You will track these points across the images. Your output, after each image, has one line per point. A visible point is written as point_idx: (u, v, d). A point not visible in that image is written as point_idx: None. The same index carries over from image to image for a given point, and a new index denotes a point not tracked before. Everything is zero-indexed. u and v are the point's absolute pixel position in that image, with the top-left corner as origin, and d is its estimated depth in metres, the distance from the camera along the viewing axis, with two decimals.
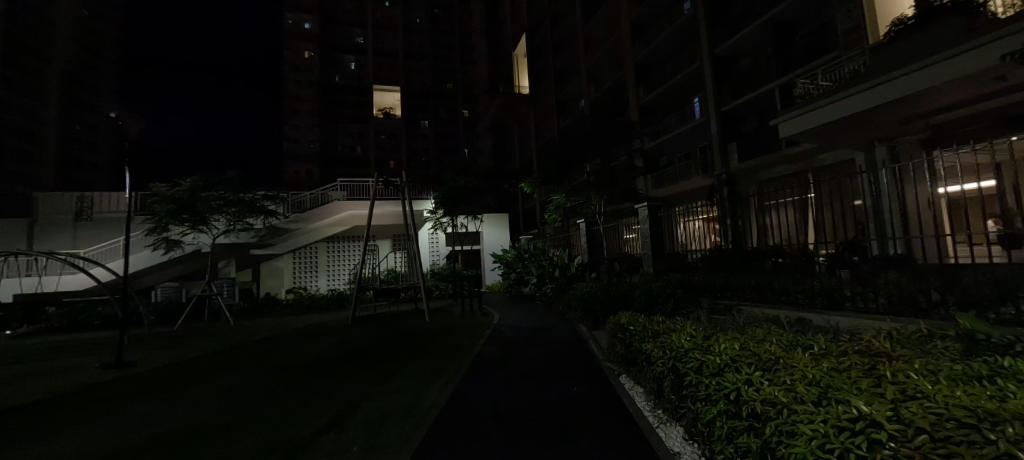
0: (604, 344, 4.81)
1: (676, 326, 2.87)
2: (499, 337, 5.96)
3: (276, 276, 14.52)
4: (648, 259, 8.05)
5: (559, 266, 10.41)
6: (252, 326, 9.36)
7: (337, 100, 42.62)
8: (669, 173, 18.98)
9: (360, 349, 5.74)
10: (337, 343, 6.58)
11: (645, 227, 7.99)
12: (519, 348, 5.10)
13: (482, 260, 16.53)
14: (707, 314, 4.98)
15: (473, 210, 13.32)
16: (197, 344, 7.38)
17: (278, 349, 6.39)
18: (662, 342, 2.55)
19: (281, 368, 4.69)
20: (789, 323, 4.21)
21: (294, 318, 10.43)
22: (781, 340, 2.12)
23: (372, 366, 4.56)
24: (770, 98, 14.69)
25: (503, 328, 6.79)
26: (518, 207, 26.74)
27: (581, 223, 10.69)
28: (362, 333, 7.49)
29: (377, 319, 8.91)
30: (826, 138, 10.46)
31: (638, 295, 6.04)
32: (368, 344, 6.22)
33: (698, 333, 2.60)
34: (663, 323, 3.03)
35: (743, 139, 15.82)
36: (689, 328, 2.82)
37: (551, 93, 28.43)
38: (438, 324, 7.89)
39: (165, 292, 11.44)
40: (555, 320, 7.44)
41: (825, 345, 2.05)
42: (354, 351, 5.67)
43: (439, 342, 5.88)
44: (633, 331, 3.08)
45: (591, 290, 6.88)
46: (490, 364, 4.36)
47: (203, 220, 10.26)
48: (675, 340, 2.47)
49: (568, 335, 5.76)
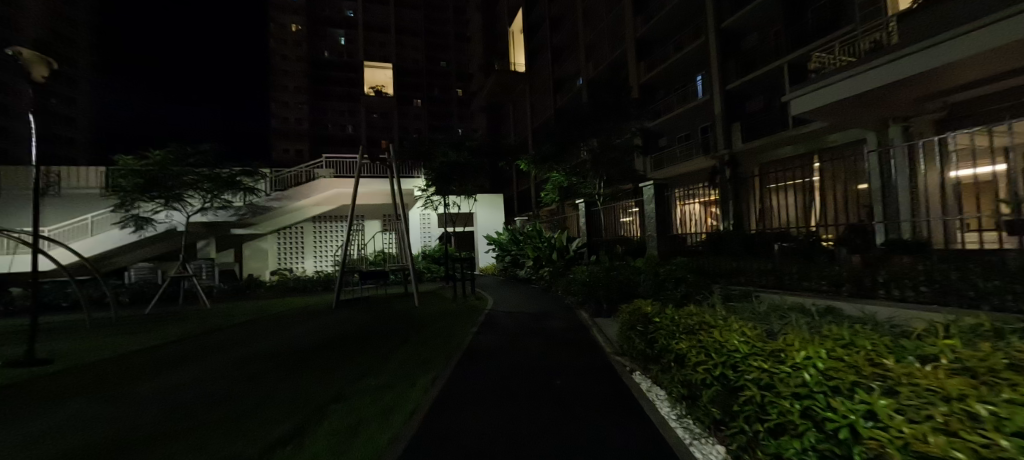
0: (611, 334, 4.37)
1: (715, 321, 2.34)
2: (493, 324, 5.52)
3: (259, 257, 13.96)
4: (651, 240, 7.58)
5: (555, 247, 9.71)
6: (230, 309, 8.81)
7: (326, 76, 41.11)
8: (669, 155, 18.45)
9: (341, 337, 5.23)
10: (318, 329, 6.08)
11: (650, 207, 7.45)
12: (516, 337, 4.61)
13: (475, 242, 16.00)
14: (720, 301, 4.57)
15: (466, 189, 12.74)
16: (166, 329, 6.82)
17: (254, 335, 5.94)
18: (704, 338, 2.03)
19: (248, 360, 4.19)
20: (817, 315, 3.79)
21: (276, 301, 9.91)
22: (877, 342, 1.60)
23: (350, 358, 4.05)
24: (776, 76, 14.11)
25: (497, 313, 6.32)
26: (513, 189, 26.14)
27: (579, 204, 10.15)
28: (348, 318, 7.03)
29: (363, 302, 8.45)
30: (835, 118, 10.01)
31: (644, 279, 5.60)
32: (351, 331, 5.73)
33: (745, 330, 2.07)
34: (697, 316, 2.52)
35: (748, 119, 15.27)
36: (730, 322, 2.29)
37: (549, 71, 27.47)
38: (428, 309, 7.40)
39: (138, 273, 11.09)
40: (552, 304, 7.03)
41: (939, 351, 1.51)
42: (333, 339, 5.16)
43: (429, 329, 5.42)
44: (659, 323, 2.57)
45: (591, 272, 6.40)
46: (480, 357, 3.86)
47: (176, 197, 9.48)
48: (720, 340, 1.93)
49: (568, 323, 5.29)
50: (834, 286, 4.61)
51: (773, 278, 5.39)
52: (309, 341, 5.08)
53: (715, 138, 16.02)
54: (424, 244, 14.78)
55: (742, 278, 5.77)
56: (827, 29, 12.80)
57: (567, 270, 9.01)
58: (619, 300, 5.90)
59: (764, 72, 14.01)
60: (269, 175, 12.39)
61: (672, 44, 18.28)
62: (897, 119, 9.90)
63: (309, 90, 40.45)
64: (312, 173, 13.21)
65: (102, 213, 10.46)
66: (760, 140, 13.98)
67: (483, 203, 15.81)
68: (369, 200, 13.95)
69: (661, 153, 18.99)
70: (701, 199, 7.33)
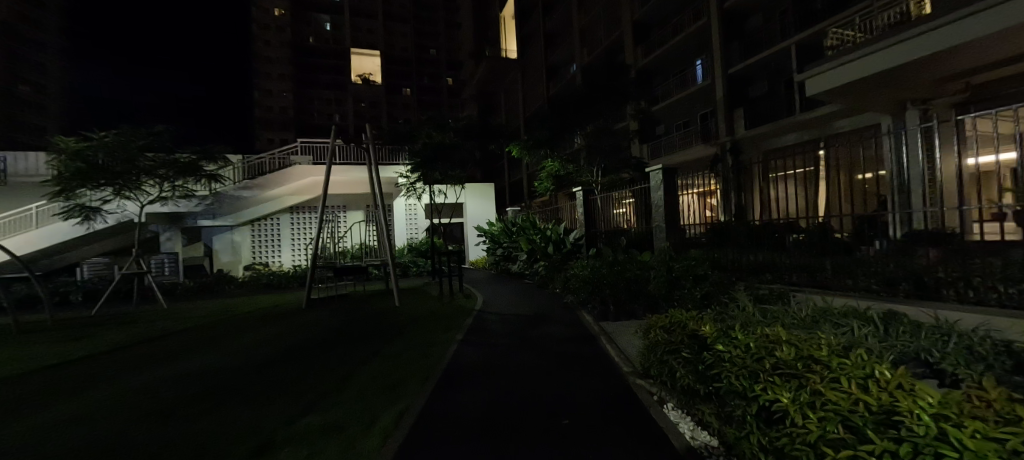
0: (628, 349, 3.57)
1: (813, 351, 1.52)
2: (482, 329, 4.73)
3: (232, 251, 12.82)
4: (659, 232, 6.76)
5: (551, 239, 8.87)
6: (190, 310, 7.86)
7: (312, 64, 39.71)
8: (667, 143, 17.70)
9: (300, 348, 4.38)
10: (278, 336, 5.22)
11: (658, 194, 6.67)
12: (510, 350, 3.82)
13: (465, 234, 15.15)
14: (753, 305, 3.83)
15: (454, 177, 11.86)
16: (106, 336, 5.91)
17: (205, 343, 5.12)
18: (830, 385, 1.19)
19: (178, 386, 3.35)
20: (882, 325, 3.07)
21: (244, 299, 9.00)
22: None
23: (300, 381, 3.24)
24: (783, 58, 13.38)
25: (488, 316, 5.47)
26: (505, 179, 25.29)
27: (576, 193, 9.24)
28: (318, 321, 6.15)
29: (339, 301, 7.62)
30: (848, 101, 9.34)
31: (655, 276, 4.83)
32: (315, 338, 4.86)
33: (888, 375, 1.24)
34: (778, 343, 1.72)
35: (751, 105, 14.58)
36: (842, 356, 1.47)
37: (541, 57, 26.49)
38: (410, 309, 6.54)
39: (91, 269, 10.07)
40: (548, 303, 6.26)
41: None
42: (289, 350, 4.31)
43: (405, 336, 4.58)
44: (722, 350, 1.73)
45: (593, 268, 5.59)
46: (466, 381, 3.06)
47: (126, 185, 8.43)
48: (867, 397, 1.08)
49: (571, 328, 4.53)
50: (887, 284, 3.89)
51: (805, 275, 4.67)
52: (259, 355, 4.21)
53: (717, 125, 15.31)
54: (409, 237, 13.86)
55: (769, 275, 5.02)
56: (837, 7, 12.10)
57: (565, 265, 8.14)
58: (629, 301, 5.10)
59: (769, 54, 13.30)
60: (238, 162, 11.28)
61: (671, 26, 17.44)
62: (912, 103, 9.28)
63: (294, 78, 38.93)
64: (287, 159, 11.93)
65: (45, 203, 9.32)
66: (766, 127, 13.32)
67: (473, 192, 14.92)
68: (351, 189, 12.92)
69: (659, 141, 18.22)
70: (699, 189, 6.45)
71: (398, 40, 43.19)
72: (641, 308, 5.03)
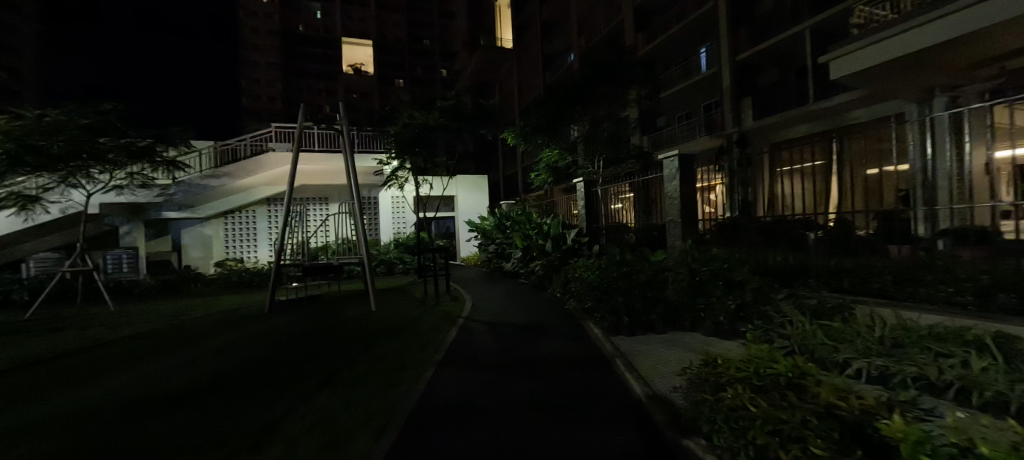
0: (656, 380, 2.76)
1: None
2: (466, 345, 3.88)
3: (203, 246, 11.85)
4: (672, 227, 5.88)
5: (551, 235, 7.70)
6: (139, 313, 6.91)
7: (300, 52, 38.31)
8: (668, 134, 16.96)
9: (232, 372, 3.46)
10: (221, 351, 4.28)
11: (672, 184, 5.77)
12: (503, 380, 2.94)
13: (456, 228, 14.31)
14: (807, 323, 3.06)
15: (443, 167, 10.99)
16: (21, 346, 4.96)
17: (131, 358, 4.22)
18: None
19: (41, 430, 2.41)
20: (1004, 359, 2.28)
21: (206, 300, 8.07)
22: None
23: (213, 428, 2.34)
24: (794, 43, 12.64)
25: (477, 327, 4.62)
26: (499, 173, 24.39)
27: (577, 184, 8.37)
28: (278, 329, 5.27)
29: (309, 303, 6.76)
30: (874, 87, 8.55)
31: (674, 280, 4.05)
32: (261, 356, 3.94)
33: None
34: None
35: (759, 94, 13.84)
36: None
37: (537, 46, 25.57)
38: (387, 315, 5.65)
39: (39, 265, 8.99)
40: (546, 308, 5.43)
41: None
42: (218, 376, 3.39)
43: (369, 355, 3.68)
44: None
45: (600, 270, 4.73)
46: (445, 430, 2.21)
47: (70, 173, 7.52)
48: None
49: (578, 346, 3.67)
50: (982, 296, 3.02)
51: (862, 280, 3.83)
52: (182, 382, 3.28)
53: (722, 116, 14.49)
54: (396, 231, 12.97)
55: (813, 281, 4.15)
56: None
57: (564, 264, 7.27)
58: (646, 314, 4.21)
59: (780, 40, 12.53)
60: (206, 149, 10.27)
61: (674, 12, 16.62)
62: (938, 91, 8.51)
63: (283, 67, 37.33)
64: (262, 146, 10.92)
65: None
66: (774, 117, 12.64)
67: (464, 184, 14.05)
68: (332, 178, 11.95)
69: (660, 132, 17.41)
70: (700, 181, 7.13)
71: (390, 29, 41.99)
72: (659, 319, 4.13)
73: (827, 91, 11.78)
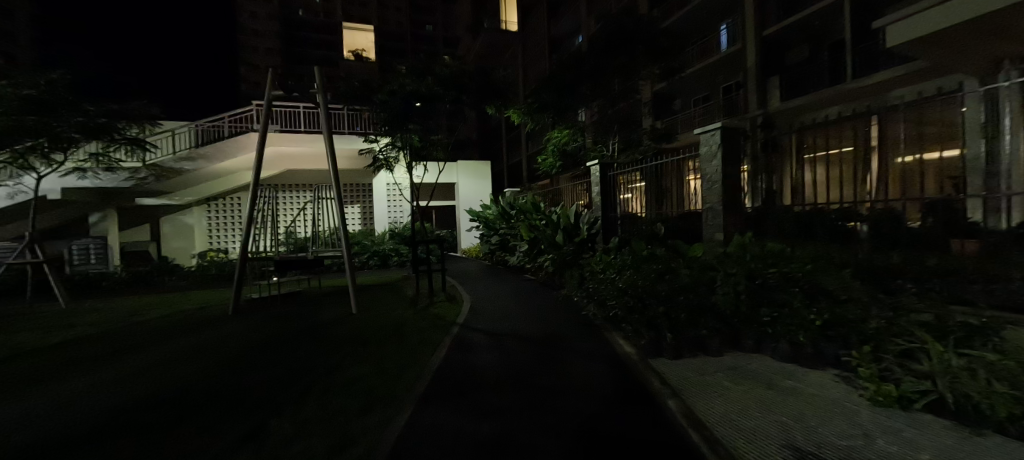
0: (749, 438, 1.82)
1: None
2: (461, 369, 2.94)
3: (184, 236, 11.04)
4: (712, 216, 4.86)
5: (562, 225, 6.68)
6: (90, 313, 6.00)
7: (300, 38, 37.14)
8: (685, 118, 15.84)
9: (140, 405, 2.53)
10: (150, 369, 3.35)
11: (715, 163, 4.74)
12: (511, 433, 1.97)
13: (458, 218, 13.34)
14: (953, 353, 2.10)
15: (442, 151, 9.99)
16: None
17: (37, 374, 3.34)
18: None
19: None
20: None
21: (174, 296, 7.17)
22: None
23: None
24: (830, 15, 11.42)
25: (477, 340, 3.69)
26: (503, 162, 23.32)
27: (591, 167, 7.37)
28: (234, 336, 4.34)
29: (284, 302, 5.88)
30: (934, 58, 7.39)
31: (728, 284, 3.11)
32: (191, 381, 3.00)
33: None
34: None
35: (787, 73, 12.71)
36: None
37: (545, 28, 24.29)
38: (369, 320, 4.73)
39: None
40: (559, 315, 4.49)
41: None
42: (117, 410, 2.46)
43: (326, 386, 2.72)
44: None
45: (628, 268, 3.79)
46: None
47: (19, 154, 6.64)
48: None
49: (611, 378, 2.69)
50: None
51: (981, 284, 2.88)
52: (61, 421, 2.33)
53: (745, 98, 13.38)
54: (392, 221, 12.05)
55: (903, 281, 3.19)
56: None
57: (578, 259, 6.26)
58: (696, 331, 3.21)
59: (814, 11, 11.33)
60: (181, 128, 9.37)
61: None
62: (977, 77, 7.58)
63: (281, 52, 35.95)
64: (242, 126, 9.91)
65: None
66: (803, 98, 11.52)
67: (466, 170, 13.06)
68: (321, 163, 10.96)
69: (674, 116, 16.33)
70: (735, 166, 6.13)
71: (392, 13, 40.60)
72: (711, 336, 3.17)
73: (866, 68, 10.68)
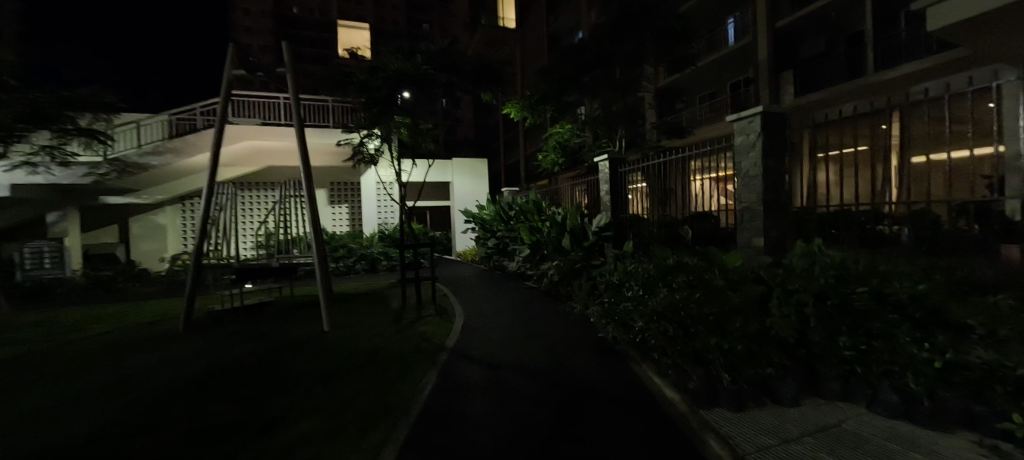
0: None
1: None
2: (453, 428, 2.14)
3: (155, 237, 10.23)
4: (748, 217, 4.12)
5: (567, 226, 5.91)
6: (26, 327, 5.21)
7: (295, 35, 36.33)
8: (690, 116, 15.18)
9: None
10: (39, 415, 2.52)
11: (754, 153, 3.98)
12: None
13: (452, 219, 12.59)
14: None
15: (434, 146, 9.25)
16: None
17: None
18: None
19: None
20: None
21: (129, 307, 6.37)
22: None
23: None
24: (848, 5, 10.77)
25: (473, 377, 2.90)
26: (501, 162, 22.56)
27: (599, 162, 6.62)
28: (174, 364, 3.52)
29: (249, 315, 5.10)
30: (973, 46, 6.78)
31: (798, 309, 2.38)
32: (84, 435, 2.21)
33: None
34: None
35: (801, 67, 12.06)
36: None
37: (544, 25, 23.58)
38: (342, 341, 3.95)
39: None
40: (571, 339, 3.72)
41: None
42: None
43: (260, 451, 1.94)
44: None
45: (660, 283, 3.03)
46: None
47: None
48: None
49: (659, 447, 1.92)
50: None
51: None
52: None
53: (756, 93, 12.71)
54: (381, 222, 11.29)
55: None
56: None
57: (586, 266, 5.51)
58: (756, 370, 2.46)
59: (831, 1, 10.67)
60: (148, 120, 8.58)
61: None
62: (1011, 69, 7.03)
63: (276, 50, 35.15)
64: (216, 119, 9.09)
65: None
66: (818, 93, 10.88)
67: (461, 169, 12.32)
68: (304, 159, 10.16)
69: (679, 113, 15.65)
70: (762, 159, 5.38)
71: None
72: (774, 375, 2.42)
73: (887, 61, 10.04)
